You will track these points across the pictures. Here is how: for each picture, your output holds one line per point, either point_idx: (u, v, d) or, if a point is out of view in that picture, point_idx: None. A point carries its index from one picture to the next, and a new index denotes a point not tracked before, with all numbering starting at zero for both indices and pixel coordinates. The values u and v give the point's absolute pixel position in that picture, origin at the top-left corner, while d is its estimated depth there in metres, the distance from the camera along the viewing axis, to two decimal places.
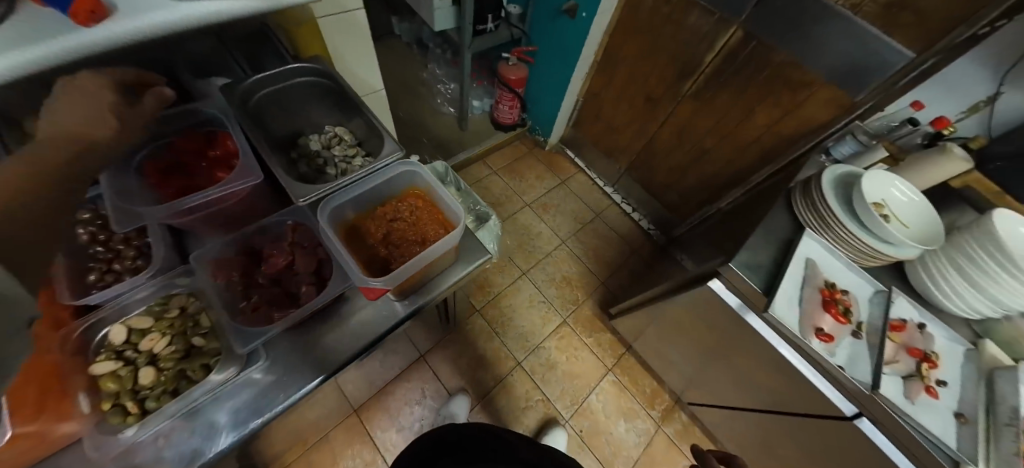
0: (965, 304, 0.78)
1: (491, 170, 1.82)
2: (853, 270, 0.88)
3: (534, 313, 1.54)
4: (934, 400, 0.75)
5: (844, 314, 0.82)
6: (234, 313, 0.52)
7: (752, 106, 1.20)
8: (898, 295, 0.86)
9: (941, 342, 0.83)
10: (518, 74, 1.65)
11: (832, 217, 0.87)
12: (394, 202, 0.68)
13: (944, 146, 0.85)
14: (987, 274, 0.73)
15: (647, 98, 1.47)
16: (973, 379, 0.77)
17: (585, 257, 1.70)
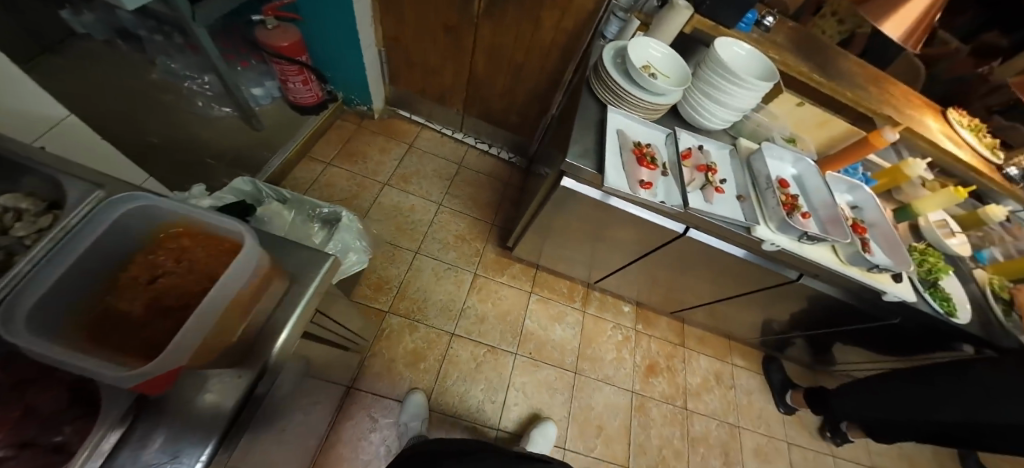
0: (720, 116, 1.00)
1: (323, 163, 1.61)
2: (648, 125, 0.99)
3: (444, 282, 1.50)
4: (723, 195, 0.93)
5: (652, 162, 0.90)
6: None
7: (537, 11, 1.25)
8: (681, 133, 1.01)
9: (715, 153, 1.02)
10: (290, 39, 1.35)
11: (619, 91, 0.95)
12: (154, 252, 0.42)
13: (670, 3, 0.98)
14: (722, 90, 0.94)
15: (445, 28, 1.40)
16: (739, 169, 1.00)
17: (465, 208, 1.68)
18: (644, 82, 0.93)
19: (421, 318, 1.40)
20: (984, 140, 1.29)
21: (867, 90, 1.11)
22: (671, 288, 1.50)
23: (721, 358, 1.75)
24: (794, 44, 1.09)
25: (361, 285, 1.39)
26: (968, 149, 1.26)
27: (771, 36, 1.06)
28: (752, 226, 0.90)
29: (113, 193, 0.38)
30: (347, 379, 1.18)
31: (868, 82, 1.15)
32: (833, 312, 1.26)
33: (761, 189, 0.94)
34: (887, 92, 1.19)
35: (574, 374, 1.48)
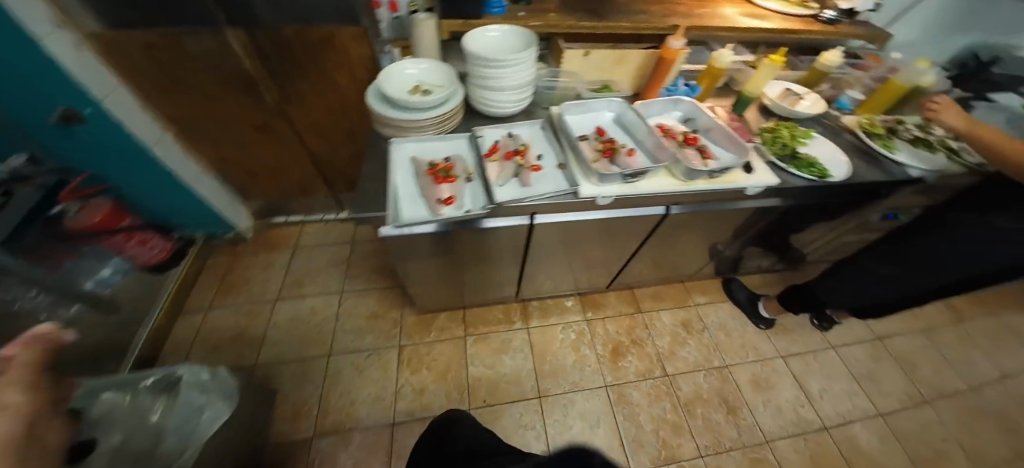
0: (512, 101, 0.97)
1: (205, 309, 1.48)
2: (446, 139, 0.94)
3: (369, 370, 1.37)
4: (541, 171, 0.89)
5: (450, 174, 0.85)
6: None
7: (326, 76, 1.18)
8: (484, 130, 0.96)
9: (528, 133, 0.99)
10: (103, 213, 1.19)
11: (401, 124, 0.89)
12: None
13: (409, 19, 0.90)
14: (492, 78, 0.89)
15: (256, 128, 1.32)
16: (553, 138, 0.96)
17: (368, 285, 1.58)
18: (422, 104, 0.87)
19: (355, 423, 1.26)
20: (784, 3, 1.27)
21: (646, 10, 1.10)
22: (590, 267, 1.42)
23: (682, 306, 1.67)
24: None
25: (277, 418, 1.25)
26: (772, 15, 1.23)
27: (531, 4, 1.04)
28: (575, 189, 0.85)
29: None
30: None
31: (647, 2, 1.14)
32: (733, 220, 1.21)
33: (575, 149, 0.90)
34: (672, 2, 1.18)
35: (540, 399, 1.36)
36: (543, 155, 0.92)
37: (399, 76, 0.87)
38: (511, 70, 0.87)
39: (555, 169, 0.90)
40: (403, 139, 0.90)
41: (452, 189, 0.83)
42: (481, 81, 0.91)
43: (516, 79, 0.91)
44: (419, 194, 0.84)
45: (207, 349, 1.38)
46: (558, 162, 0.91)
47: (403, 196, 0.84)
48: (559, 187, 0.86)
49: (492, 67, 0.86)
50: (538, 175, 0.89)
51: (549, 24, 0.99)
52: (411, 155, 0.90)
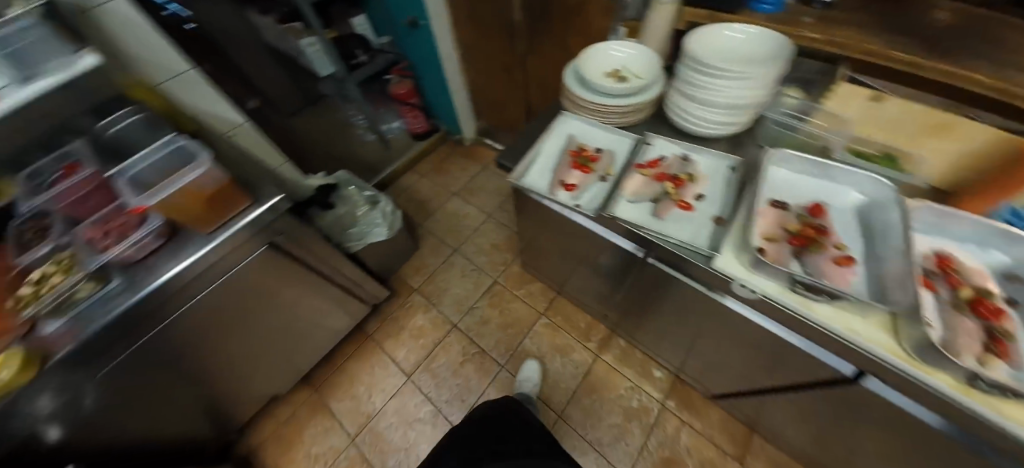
0: (713, 120, 0.76)
1: (419, 175, 2.07)
2: (612, 131, 0.87)
3: (466, 280, 1.68)
4: (688, 212, 0.72)
5: (588, 165, 0.80)
6: (95, 250, 0.74)
7: (565, 39, 1.26)
8: (654, 140, 0.82)
9: (708, 164, 0.79)
10: (405, 88, 1.82)
11: (579, 100, 0.87)
12: (187, 167, 0.77)
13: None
14: (707, 93, 0.72)
15: (502, 67, 1.58)
16: (733, 184, 0.74)
17: (509, 224, 1.81)
18: (603, 89, 0.83)
19: (438, 302, 1.63)
20: None
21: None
22: (697, 358, 1.11)
23: None
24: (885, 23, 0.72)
25: (407, 265, 1.75)
26: None
27: (829, 20, 0.75)
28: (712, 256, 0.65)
29: (170, 135, 0.77)
30: (364, 327, 1.53)
31: None
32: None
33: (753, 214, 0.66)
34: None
35: (556, 416, 1.33)
36: (704, 197, 0.73)
37: (601, 55, 0.88)
38: (721, 80, 0.69)
39: (707, 219, 0.71)
40: (571, 115, 0.90)
41: (581, 179, 0.79)
42: (681, 87, 0.78)
43: (725, 93, 0.70)
44: (552, 169, 0.84)
45: (406, 200, 1.99)
46: (716, 215, 0.71)
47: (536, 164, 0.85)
48: (692, 241, 0.67)
49: (697, 71, 0.72)
50: (680, 215, 0.73)
51: (836, 43, 0.72)
52: (571, 134, 0.89)
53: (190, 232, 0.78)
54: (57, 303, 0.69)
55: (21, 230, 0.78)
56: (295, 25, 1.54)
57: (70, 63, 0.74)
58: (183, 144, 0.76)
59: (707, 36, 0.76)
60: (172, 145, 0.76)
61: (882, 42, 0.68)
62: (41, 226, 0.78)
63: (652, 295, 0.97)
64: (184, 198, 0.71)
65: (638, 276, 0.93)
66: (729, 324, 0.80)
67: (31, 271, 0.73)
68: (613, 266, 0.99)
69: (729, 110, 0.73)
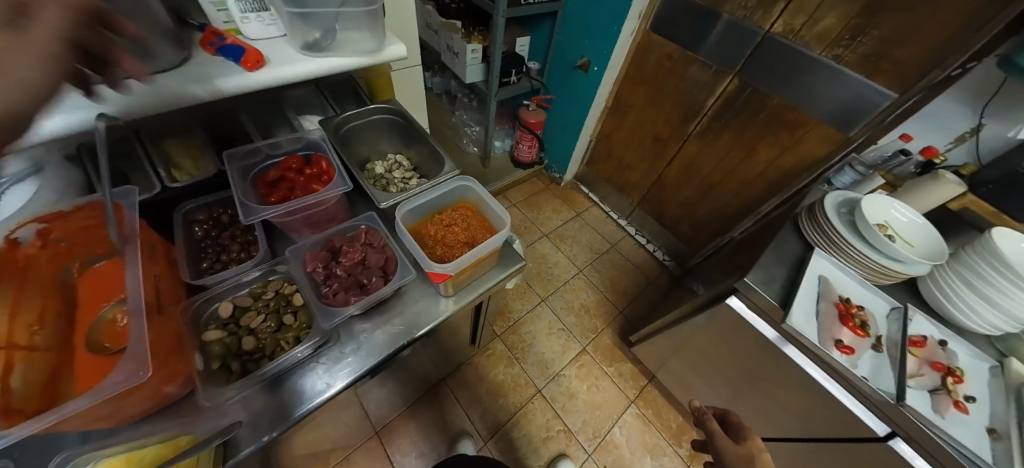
0: (980, 316, 0.80)
1: (509, 203, 1.96)
2: (869, 288, 0.90)
3: (552, 340, 1.55)
4: (966, 415, 0.73)
5: (862, 328, 0.83)
6: (319, 294, 0.56)
7: (754, 142, 1.30)
8: (914, 313, 0.86)
9: (966, 360, 0.82)
10: (536, 118, 1.79)
11: (836, 238, 0.90)
12: (451, 210, 0.70)
13: (936, 173, 0.93)
14: (992, 284, 0.77)
15: (655, 138, 1.61)
16: (1002, 394, 0.77)
17: (602, 287, 1.73)
18: (875, 243, 0.87)
19: (522, 357, 1.49)
20: None
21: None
22: None
23: None
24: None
25: None
26: None
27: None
28: None
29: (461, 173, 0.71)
30: (443, 374, 1.36)
31: None
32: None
33: None
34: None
35: None
36: (974, 399, 0.75)
37: (878, 207, 0.94)
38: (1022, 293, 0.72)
39: (982, 429, 0.72)
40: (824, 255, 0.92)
41: (854, 340, 0.82)
42: (962, 273, 0.81)
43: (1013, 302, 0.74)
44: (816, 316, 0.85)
45: None
46: (992, 427, 0.72)
47: (799, 306, 0.86)
48: (979, 452, 0.68)
49: (995, 270, 0.76)
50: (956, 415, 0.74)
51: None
52: (824, 276, 0.91)
53: (429, 287, 0.64)
54: (277, 374, 0.52)
55: (189, 220, 0.62)
56: (457, 22, 1.46)
57: (368, 44, 0.70)
58: (467, 185, 0.70)
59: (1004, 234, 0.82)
60: (453, 183, 0.70)
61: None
62: (225, 226, 0.63)
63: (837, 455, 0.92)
64: (472, 263, 0.60)
65: (845, 438, 0.87)
66: None
67: (224, 297, 0.55)
68: (801, 410, 0.94)
69: (1008, 319, 0.76)
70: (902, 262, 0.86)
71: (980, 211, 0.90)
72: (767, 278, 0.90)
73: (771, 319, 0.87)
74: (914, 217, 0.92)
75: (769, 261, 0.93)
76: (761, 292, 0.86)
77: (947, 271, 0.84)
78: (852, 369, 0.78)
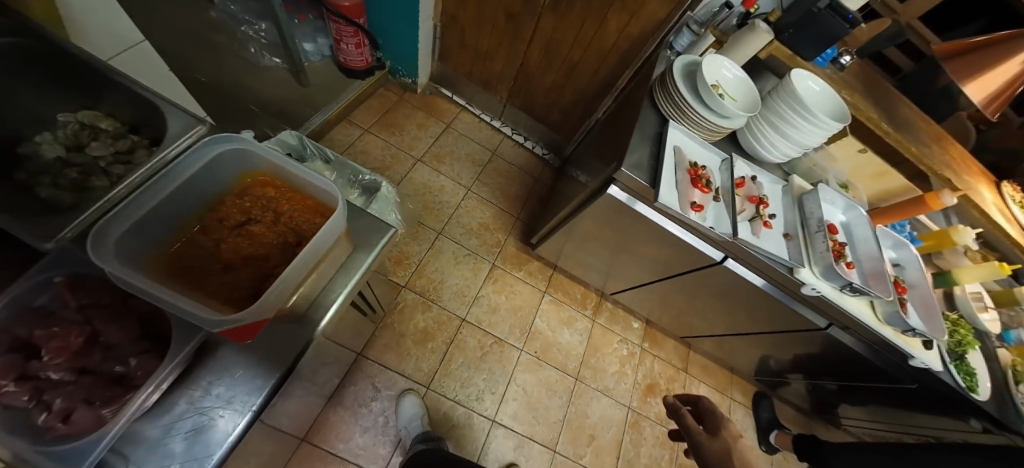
0: (778, 151, 0.98)
1: (361, 128, 1.60)
2: (707, 147, 0.98)
3: (461, 267, 1.49)
4: (771, 230, 0.95)
5: (706, 186, 0.91)
6: (34, 432, 0.34)
7: (604, 10, 1.22)
8: (737, 160, 1.00)
9: (768, 186, 1.02)
10: (352, 1, 1.33)
11: (684, 106, 0.93)
12: (233, 198, 0.48)
13: (750, 25, 0.96)
14: (788, 119, 0.92)
15: (507, 15, 1.38)
16: (789, 203, 1.01)
17: (493, 198, 1.66)
18: (713, 104, 0.91)
19: (436, 298, 1.41)
20: None
21: (937, 160, 1.07)
22: (694, 318, 1.41)
23: (721, 390, 1.65)
24: (870, 96, 1.08)
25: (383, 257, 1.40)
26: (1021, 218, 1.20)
27: (852, 87, 1.02)
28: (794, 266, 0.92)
29: (210, 134, 0.44)
30: (358, 347, 1.21)
31: (927, 131, 1.15)
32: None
33: (809, 232, 0.95)
34: (955, 162, 1.13)
35: (575, 380, 1.47)
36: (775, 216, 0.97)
37: (711, 67, 0.94)
38: (815, 126, 0.89)
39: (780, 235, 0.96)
40: (676, 126, 0.94)
41: (701, 198, 0.91)
42: (771, 118, 0.94)
43: (806, 135, 0.92)
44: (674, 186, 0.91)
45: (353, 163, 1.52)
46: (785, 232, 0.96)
47: (662, 180, 0.90)
48: (780, 255, 0.92)
49: (797, 111, 0.90)
50: (766, 232, 0.95)
51: (856, 108, 1.01)
52: (677, 146, 0.94)
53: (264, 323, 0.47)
54: None
55: None
56: None
57: None
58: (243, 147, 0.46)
59: (796, 74, 0.94)
60: (212, 149, 0.44)
61: (879, 116, 1.02)
62: None
63: (691, 282, 1.16)
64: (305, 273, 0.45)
65: (690, 269, 1.08)
66: (760, 305, 1.07)
67: None
68: (659, 256, 1.12)
69: (795, 148, 0.96)
70: (729, 117, 0.94)
71: (779, 56, 0.99)
72: (643, 159, 0.92)
73: (643, 197, 0.91)
74: (739, 70, 0.96)
75: (641, 141, 0.94)
76: (634, 176, 0.88)
77: (760, 118, 0.96)
78: (704, 223, 0.88)
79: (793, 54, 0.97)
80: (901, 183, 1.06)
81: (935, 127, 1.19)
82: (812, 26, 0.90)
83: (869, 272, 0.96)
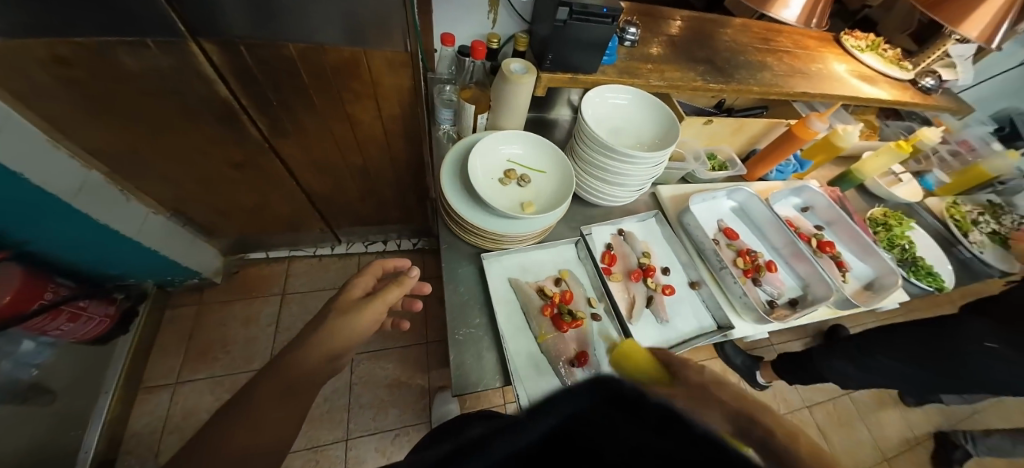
0: (626, 192, 0.77)
1: (171, 383, 1.17)
2: (548, 244, 0.72)
3: (396, 458, 1.18)
4: (676, 295, 0.72)
5: (575, 316, 0.64)
6: None
7: (338, 108, 0.90)
8: (591, 231, 0.75)
9: (641, 229, 0.79)
10: (10, 290, 0.84)
11: (487, 233, 0.64)
12: None
13: (501, 72, 0.68)
14: (602, 168, 0.71)
15: (235, 166, 1.01)
16: (673, 237, 0.78)
17: (387, 343, 1.36)
18: (519, 215, 0.64)
19: None
20: (880, 58, 1.06)
21: (778, 80, 0.90)
22: None
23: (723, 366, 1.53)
24: (680, 53, 0.87)
25: None
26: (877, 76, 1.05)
27: (655, 62, 0.80)
28: (729, 332, 0.68)
29: None
30: None
31: (751, 43, 0.98)
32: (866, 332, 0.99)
33: (714, 267, 0.74)
34: (795, 63, 0.98)
35: None
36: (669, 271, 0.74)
37: (486, 155, 0.68)
38: (638, 167, 0.68)
39: (688, 289, 0.73)
40: (496, 253, 0.67)
41: (578, 337, 0.63)
42: (595, 169, 0.72)
43: (639, 173, 0.71)
44: (536, 346, 0.62)
45: (184, 440, 1.11)
46: (692, 282, 0.73)
47: (516, 350, 0.61)
48: (701, 325, 0.69)
49: (613, 160, 0.68)
50: (671, 300, 0.72)
51: (674, 85, 0.79)
52: (511, 275, 0.67)
53: None
54: None
55: None
56: None
57: None
58: None
59: (592, 101, 0.69)
60: None
61: (701, 78, 0.82)
62: None
63: None
64: None
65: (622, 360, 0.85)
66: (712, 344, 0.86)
67: None
68: None
69: (640, 184, 0.75)
70: (547, 203, 0.67)
71: (560, 84, 0.72)
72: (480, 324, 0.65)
73: None
74: (523, 138, 0.70)
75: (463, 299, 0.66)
76: (481, 386, 0.56)
77: (586, 171, 0.74)
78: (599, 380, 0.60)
79: (573, 75, 0.71)
80: (763, 124, 0.89)
81: (755, 30, 1.03)
82: (569, 41, 0.64)
83: (789, 261, 0.79)
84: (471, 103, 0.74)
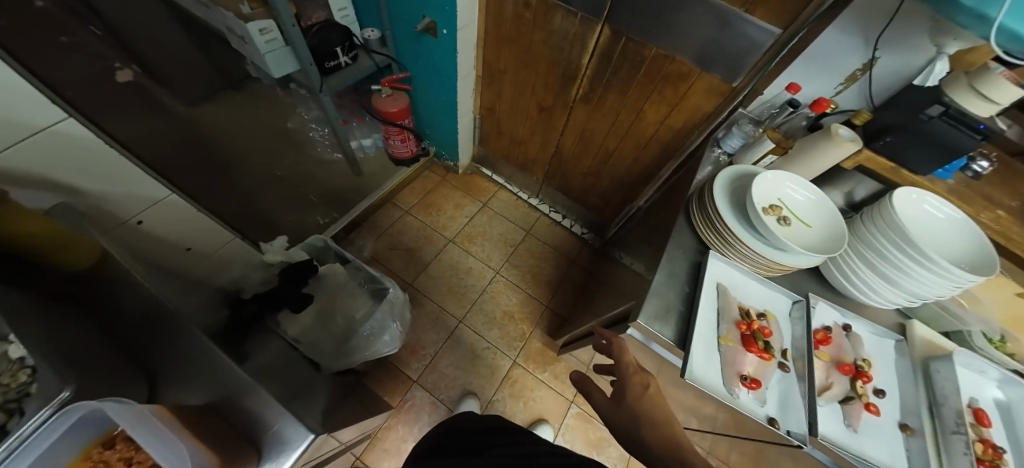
0: (881, 296, 0.80)
1: (402, 210, 1.63)
2: (766, 286, 0.87)
3: (479, 364, 1.40)
4: (877, 417, 0.73)
5: (766, 349, 0.79)
6: None
7: (640, 103, 1.13)
8: (816, 303, 0.85)
9: (872, 341, 0.82)
10: (398, 106, 1.41)
11: (728, 235, 0.86)
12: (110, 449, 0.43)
13: (830, 130, 0.82)
14: (888, 256, 0.76)
15: (538, 107, 1.35)
16: (909, 374, 0.77)
17: (520, 283, 1.58)
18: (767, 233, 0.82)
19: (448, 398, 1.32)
20: None
21: None
22: None
23: None
24: None
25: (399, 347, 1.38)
26: None
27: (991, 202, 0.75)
28: None
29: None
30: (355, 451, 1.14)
31: None
32: None
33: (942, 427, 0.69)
34: None
35: None
36: (883, 393, 0.75)
37: (773, 184, 0.89)
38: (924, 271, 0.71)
39: (893, 427, 0.73)
40: (721, 258, 0.88)
41: (760, 368, 0.78)
42: (864, 251, 0.80)
43: (919, 283, 0.73)
44: (718, 349, 0.79)
45: (385, 246, 1.55)
46: (902, 423, 0.72)
47: (701, 340, 0.79)
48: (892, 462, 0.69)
49: (898, 247, 0.74)
50: (870, 419, 0.73)
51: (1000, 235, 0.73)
52: (721, 282, 0.87)
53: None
54: None
55: None
56: None
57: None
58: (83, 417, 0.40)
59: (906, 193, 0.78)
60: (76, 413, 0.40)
61: None
62: None
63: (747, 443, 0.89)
64: None
65: (750, 437, 0.81)
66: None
67: None
68: (710, 413, 0.87)
69: (908, 297, 0.76)
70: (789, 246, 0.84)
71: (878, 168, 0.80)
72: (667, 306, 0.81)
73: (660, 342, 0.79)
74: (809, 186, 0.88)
75: (667, 276, 0.86)
76: (655, 332, 0.78)
77: (851, 251, 0.82)
78: (757, 407, 0.73)
79: (898, 167, 0.79)
80: None
81: None
82: (919, 135, 0.70)
83: None
84: (773, 141, 0.94)
